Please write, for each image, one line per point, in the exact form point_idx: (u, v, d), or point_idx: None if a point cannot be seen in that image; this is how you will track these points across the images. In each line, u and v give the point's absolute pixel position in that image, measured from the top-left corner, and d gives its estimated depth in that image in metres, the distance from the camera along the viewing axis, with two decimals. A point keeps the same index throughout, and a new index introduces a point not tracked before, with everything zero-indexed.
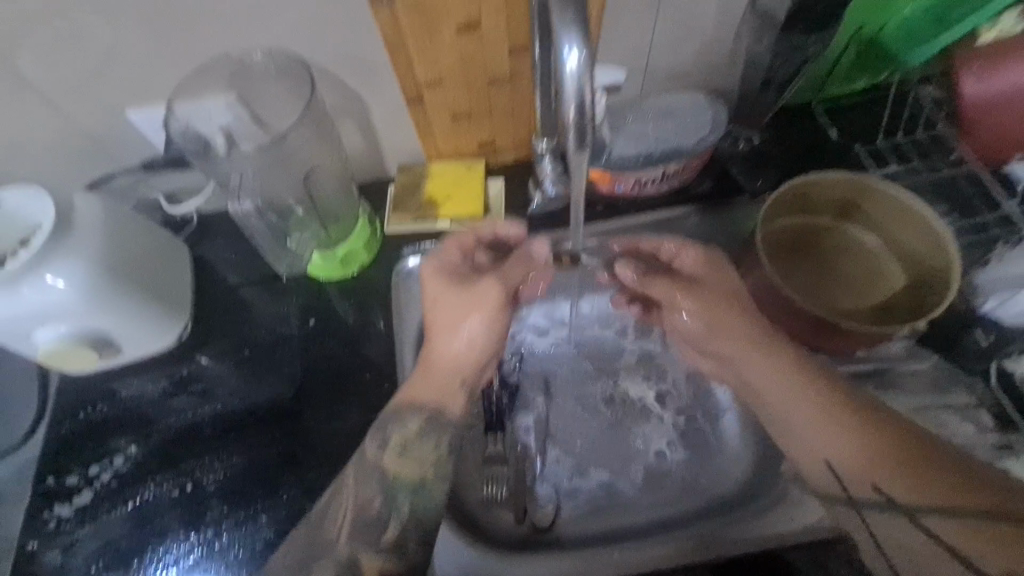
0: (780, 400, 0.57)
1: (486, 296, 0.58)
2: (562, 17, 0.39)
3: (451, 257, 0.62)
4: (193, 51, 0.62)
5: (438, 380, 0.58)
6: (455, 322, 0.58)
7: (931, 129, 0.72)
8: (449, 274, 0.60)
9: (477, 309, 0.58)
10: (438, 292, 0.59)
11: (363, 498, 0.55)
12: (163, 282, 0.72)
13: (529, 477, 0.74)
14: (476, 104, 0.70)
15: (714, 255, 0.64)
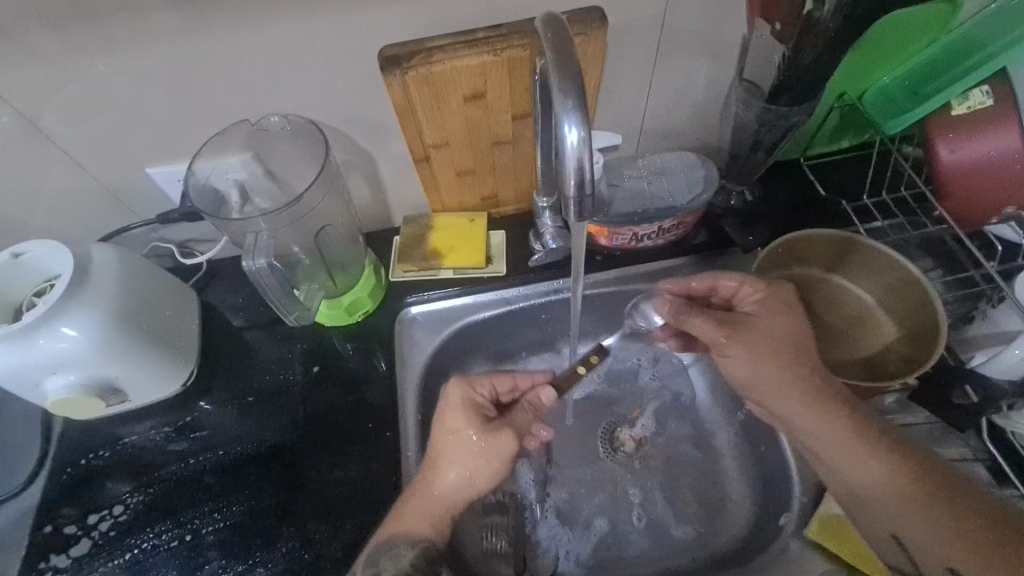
0: (835, 459, 0.59)
1: (499, 446, 0.61)
2: (562, 97, 0.42)
3: (479, 390, 0.65)
4: (214, 114, 0.65)
5: (430, 515, 0.59)
6: (463, 467, 0.60)
7: (913, 188, 0.76)
8: (476, 412, 0.63)
9: (488, 459, 0.61)
10: (460, 427, 0.61)
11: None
12: (172, 330, 0.74)
13: (528, 527, 0.74)
14: (479, 162, 0.73)
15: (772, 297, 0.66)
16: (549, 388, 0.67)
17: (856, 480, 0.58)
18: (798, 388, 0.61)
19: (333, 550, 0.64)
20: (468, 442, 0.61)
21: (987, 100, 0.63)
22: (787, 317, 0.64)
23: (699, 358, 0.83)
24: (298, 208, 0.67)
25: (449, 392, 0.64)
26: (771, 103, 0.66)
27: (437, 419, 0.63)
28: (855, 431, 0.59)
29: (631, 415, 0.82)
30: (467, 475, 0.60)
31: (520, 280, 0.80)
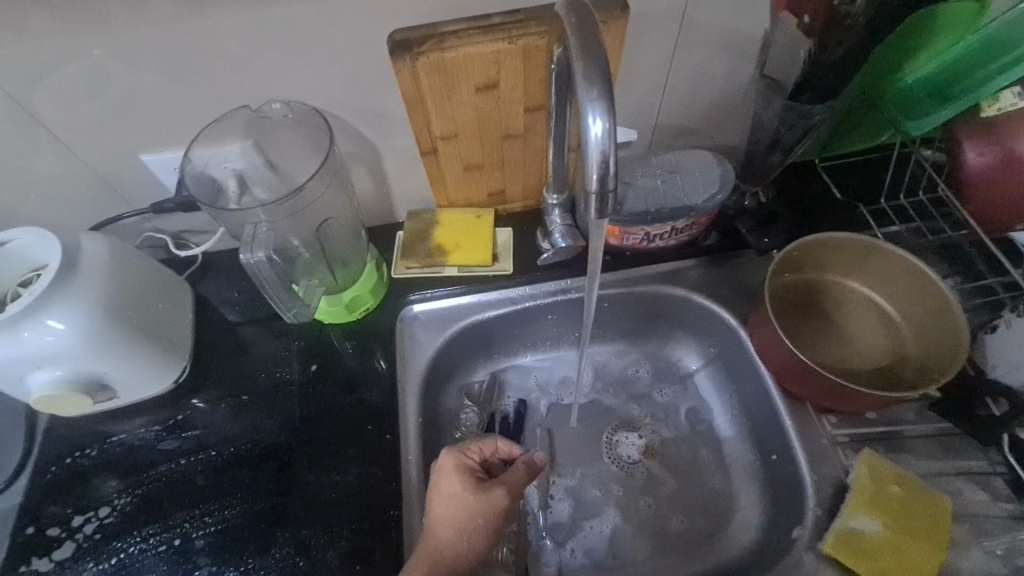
0: None
1: (489, 505, 0.60)
2: (588, 88, 0.40)
3: (470, 453, 0.64)
4: (212, 99, 0.62)
5: None
6: (460, 528, 0.58)
7: (933, 192, 0.74)
8: (469, 475, 0.61)
9: (482, 520, 0.59)
10: (455, 491, 0.60)
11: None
12: (164, 325, 0.71)
13: (530, 533, 0.72)
14: (488, 156, 0.71)
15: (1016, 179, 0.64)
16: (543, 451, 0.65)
17: None
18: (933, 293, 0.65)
19: (330, 558, 0.62)
20: (461, 502, 0.59)
21: (1018, 100, 0.64)
22: None
23: (707, 362, 0.80)
24: (299, 199, 0.64)
25: (441, 462, 0.62)
26: (793, 101, 0.64)
27: (431, 484, 0.62)
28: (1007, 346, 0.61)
29: (636, 421, 0.80)
30: (465, 533, 0.58)
31: (527, 279, 0.77)
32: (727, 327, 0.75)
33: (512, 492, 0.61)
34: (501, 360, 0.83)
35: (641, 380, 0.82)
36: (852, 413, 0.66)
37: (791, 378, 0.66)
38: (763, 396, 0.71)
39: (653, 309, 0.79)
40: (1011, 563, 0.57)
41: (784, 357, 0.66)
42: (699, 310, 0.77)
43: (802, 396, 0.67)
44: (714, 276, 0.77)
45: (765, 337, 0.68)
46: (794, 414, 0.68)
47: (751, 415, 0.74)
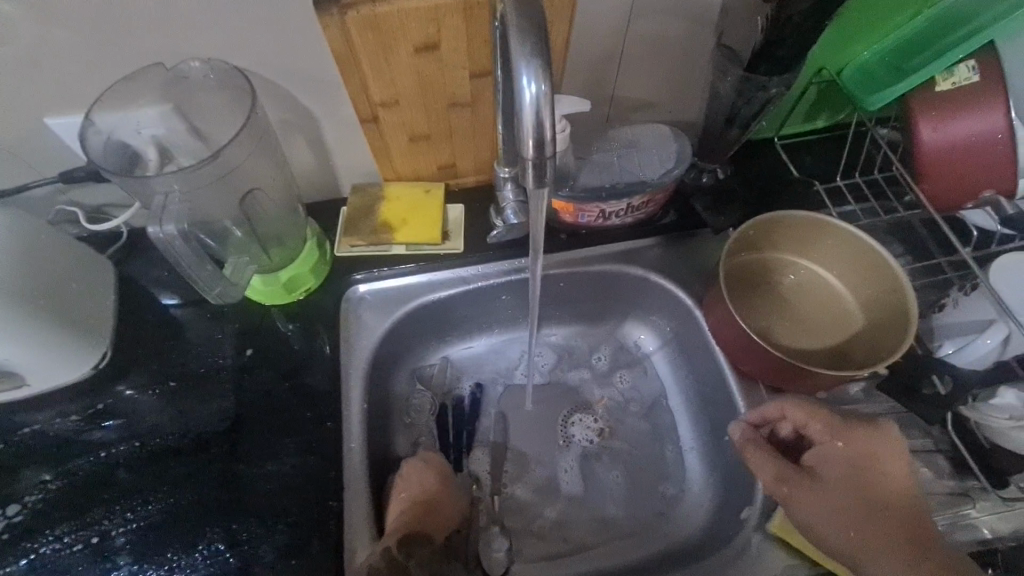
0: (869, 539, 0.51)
1: (453, 488, 0.69)
2: (522, 45, 0.37)
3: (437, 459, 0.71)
4: (121, 55, 0.56)
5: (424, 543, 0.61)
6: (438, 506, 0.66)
7: (887, 170, 0.74)
8: (441, 471, 0.69)
9: (449, 507, 0.67)
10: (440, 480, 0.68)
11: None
12: (81, 307, 0.65)
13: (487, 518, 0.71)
14: (434, 126, 0.66)
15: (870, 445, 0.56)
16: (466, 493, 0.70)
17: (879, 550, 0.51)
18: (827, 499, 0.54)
19: (264, 553, 0.58)
20: (440, 489, 0.67)
21: (973, 75, 0.60)
22: (888, 445, 0.56)
23: (663, 344, 0.79)
24: (219, 166, 0.58)
25: (419, 461, 0.69)
26: (750, 73, 0.62)
27: (405, 475, 0.67)
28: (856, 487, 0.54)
29: (592, 404, 0.79)
30: (435, 507, 0.65)
31: (478, 258, 0.74)
32: (683, 307, 0.74)
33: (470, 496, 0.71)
34: (453, 343, 0.80)
35: (598, 361, 0.81)
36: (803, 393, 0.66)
37: (745, 358, 0.65)
38: (718, 378, 0.70)
39: (609, 289, 0.77)
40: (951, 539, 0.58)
41: (738, 337, 0.64)
42: (655, 289, 0.75)
43: (755, 376, 0.66)
44: (672, 255, 0.75)
45: (720, 317, 0.66)
46: (747, 395, 0.67)
47: (705, 398, 0.73)
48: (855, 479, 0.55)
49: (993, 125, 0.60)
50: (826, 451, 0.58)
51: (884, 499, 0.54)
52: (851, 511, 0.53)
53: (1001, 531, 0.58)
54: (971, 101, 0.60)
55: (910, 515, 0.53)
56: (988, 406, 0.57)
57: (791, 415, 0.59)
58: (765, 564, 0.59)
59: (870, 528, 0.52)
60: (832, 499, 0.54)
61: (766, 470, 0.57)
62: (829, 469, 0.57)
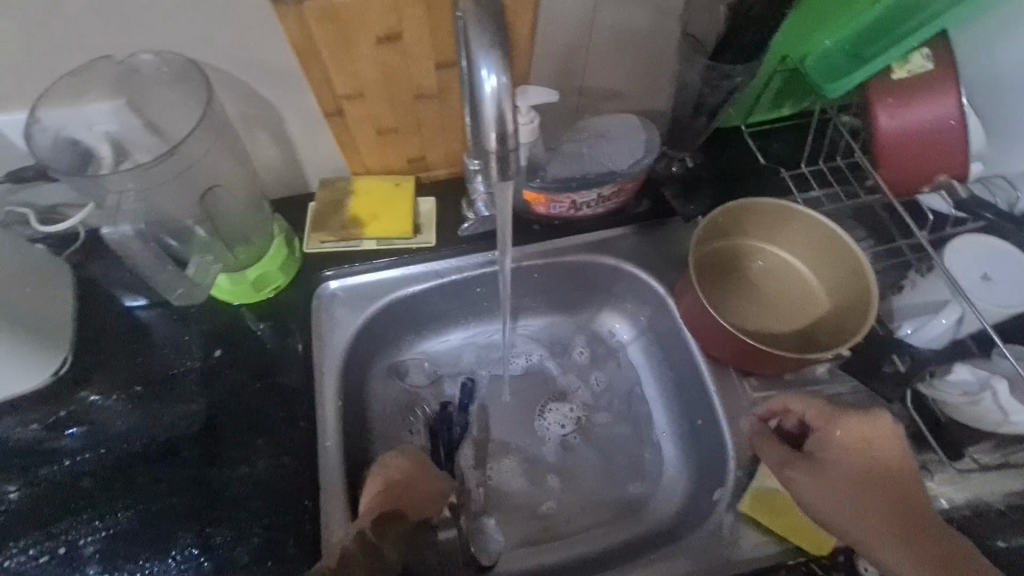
0: (870, 519, 0.53)
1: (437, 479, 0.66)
2: (480, 37, 0.36)
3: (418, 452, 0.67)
4: (67, 48, 0.53)
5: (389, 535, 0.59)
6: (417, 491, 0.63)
7: (849, 156, 0.75)
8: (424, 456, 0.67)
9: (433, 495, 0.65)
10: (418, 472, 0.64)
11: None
12: (35, 312, 0.62)
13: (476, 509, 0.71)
14: (401, 119, 0.65)
15: (871, 423, 0.58)
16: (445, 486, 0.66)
17: (881, 531, 0.53)
18: (834, 480, 0.55)
19: (239, 555, 0.57)
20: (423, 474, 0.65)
21: (926, 64, 0.62)
22: (888, 425, 0.57)
23: (637, 332, 0.80)
24: (176, 161, 0.57)
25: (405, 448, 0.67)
26: (715, 62, 0.62)
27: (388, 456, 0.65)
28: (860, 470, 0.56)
29: (569, 393, 0.79)
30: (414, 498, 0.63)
31: (451, 251, 0.73)
32: (655, 295, 0.75)
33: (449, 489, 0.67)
34: (429, 338, 0.79)
35: (573, 352, 0.81)
36: (771, 376, 0.68)
37: (716, 344, 0.66)
38: (690, 364, 0.71)
39: (584, 279, 0.78)
40: None
41: (709, 323, 0.66)
42: (628, 278, 0.76)
43: (727, 361, 0.68)
44: (644, 244, 0.76)
45: (691, 304, 0.67)
46: (717, 379, 0.69)
47: (678, 383, 0.74)
48: (860, 461, 0.56)
49: (941, 114, 0.62)
50: (827, 438, 0.59)
51: (882, 483, 0.55)
52: (857, 492, 0.54)
53: (956, 500, 0.60)
54: (923, 89, 0.62)
55: (908, 493, 0.55)
56: (943, 381, 0.60)
57: (794, 408, 0.61)
58: (737, 542, 0.61)
59: (874, 512, 0.53)
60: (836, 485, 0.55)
61: (773, 455, 0.59)
62: (831, 457, 0.57)
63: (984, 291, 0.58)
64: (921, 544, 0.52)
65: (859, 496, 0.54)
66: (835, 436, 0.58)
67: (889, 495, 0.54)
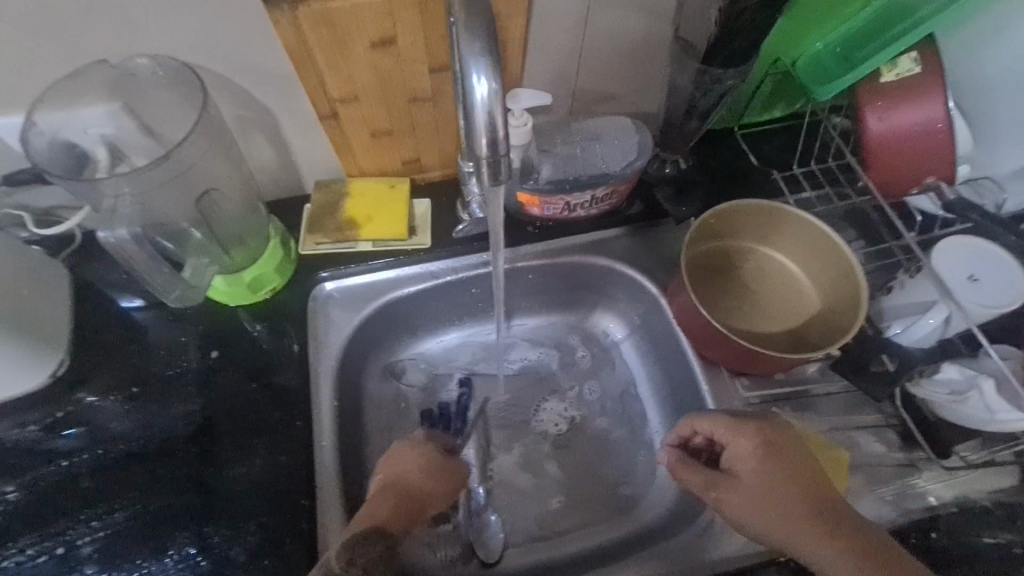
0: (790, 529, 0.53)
1: (447, 462, 0.68)
2: (470, 44, 0.37)
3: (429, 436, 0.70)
4: (62, 52, 0.54)
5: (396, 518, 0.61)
6: (427, 476, 0.66)
7: (841, 158, 0.76)
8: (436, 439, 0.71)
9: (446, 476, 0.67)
10: (421, 456, 0.67)
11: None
12: (31, 314, 0.63)
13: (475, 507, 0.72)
14: (396, 121, 0.66)
15: (771, 432, 0.59)
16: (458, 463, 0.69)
17: (805, 541, 0.53)
18: (750, 496, 0.56)
19: (235, 553, 0.58)
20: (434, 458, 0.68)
21: (915, 68, 0.63)
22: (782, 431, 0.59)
23: (631, 331, 0.80)
24: (172, 164, 0.57)
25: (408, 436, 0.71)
26: (706, 65, 0.63)
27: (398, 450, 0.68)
28: (772, 482, 0.56)
29: (563, 392, 0.80)
30: (415, 485, 0.65)
31: (446, 252, 0.73)
32: (648, 295, 0.75)
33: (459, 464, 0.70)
34: (425, 338, 0.80)
35: (568, 351, 0.82)
36: (763, 375, 0.69)
37: (708, 344, 0.67)
38: (683, 363, 0.72)
39: (578, 280, 0.78)
40: (901, 506, 0.61)
41: (701, 323, 0.66)
42: (621, 279, 0.76)
43: (718, 361, 0.68)
44: (638, 244, 0.76)
45: (683, 305, 0.68)
46: (709, 379, 0.69)
47: (671, 383, 0.75)
48: (769, 472, 0.57)
49: (930, 117, 0.63)
50: (736, 450, 0.59)
51: (796, 490, 0.55)
52: (774, 503, 0.55)
53: (944, 497, 0.62)
54: (913, 92, 0.63)
55: (822, 497, 0.55)
56: (932, 381, 0.62)
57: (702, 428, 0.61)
58: (729, 540, 0.62)
59: (796, 520, 0.54)
60: (756, 498, 0.56)
61: (695, 480, 0.59)
62: (746, 468, 0.58)
63: (972, 291, 0.58)
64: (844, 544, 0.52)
65: (776, 507, 0.55)
66: (743, 447, 0.58)
67: (803, 501, 0.55)
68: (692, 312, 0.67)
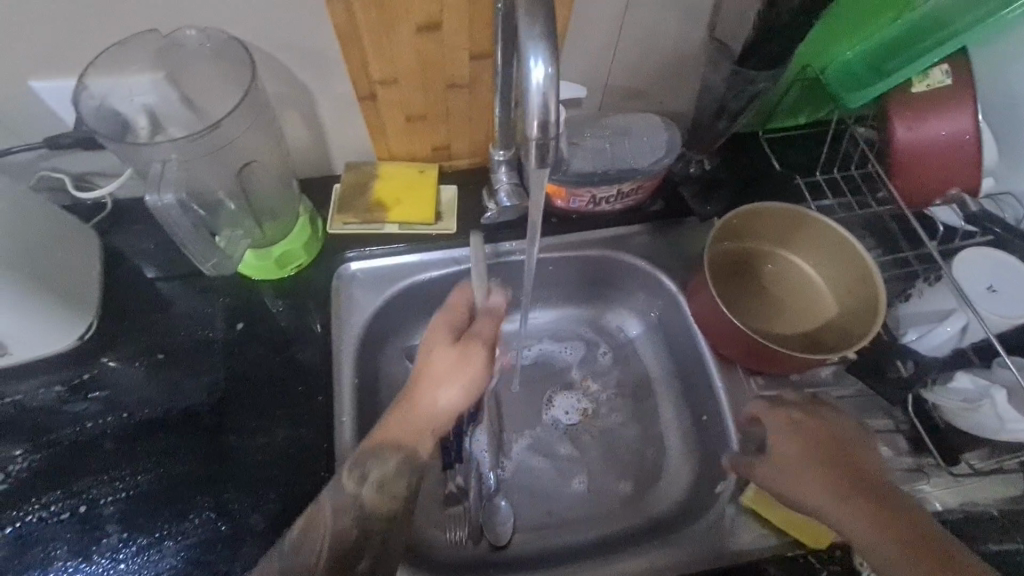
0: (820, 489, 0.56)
1: (467, 347, 0.63)
2: (530, 29, 0.38)
3: (454, 316, 0.66)
4: (114, 20, 0.55)
5: (417, 422, 0.60)
6: (445, 377, 0.62)
7: (863, 167, 0.77)
8: (454, 327, 0.65)
9: (466, 369, 0.62)
10: (438, 346, 0.64)
11: (340, 526, 0.56)
12: (64, 276, 0.64)
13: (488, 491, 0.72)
14: (431, 106, 0.67)
15: (810, 408, 0.62)
16: (481, 350, 0.63)
17: (836, 505, 0.55)
18: (787, 459, 0.59)
19: (254, 521, 0.59)
20: (449, 356, 0.63)
21: (945, 80, 0.64)
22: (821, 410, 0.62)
23: (647, 328, 0.81)
24: (215, 136, 0.58)
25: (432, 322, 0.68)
26: (740, 67, 0.64)
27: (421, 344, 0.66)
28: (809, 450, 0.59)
29: (578, 384, 0.81)
30: (436, 381, 0.62)
31: (471, 239, 0.75)
32: (667, 292, 0.76)
33: (485, 343, 0.63)
34: None
35: (584, 344, 0.83)
36: (777, 375, 0.70)
37: (726, 342, 0.68)
38: (698, 360, 0.73)
39: (598, 274, 0.79)
40: None
41: (719, 321, 0.67)
42: (641, 275, 0.77)
43: (734, 359, 0.69)
44: (659, 242, 0.77)
45: (702, 302, 0.69)
46: (724, 377, 0.71)
47: (685, 380, 0.76)
48: (806, 439, 0.60)
49: (958, 129, 0.64)
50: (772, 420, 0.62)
51: (830, 458, 0.58)
52: (807, 468, 0.58)
53: (949, 504, 0.62)
54: (939, 105, 0.64)
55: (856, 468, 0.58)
56: (944, 389, 0.62)
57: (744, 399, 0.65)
58: (738, 534, 0.63)
59: (828, 482, 0.56)
60: (789, 461, 0.59)
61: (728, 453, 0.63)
62: (782, 434, 0.61)
63: (989, 301, 0.60)
64: (875, 507, 0.54)
65: (809, 470, 0.58)
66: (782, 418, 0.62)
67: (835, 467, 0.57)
68: (711, 307, 0.68)
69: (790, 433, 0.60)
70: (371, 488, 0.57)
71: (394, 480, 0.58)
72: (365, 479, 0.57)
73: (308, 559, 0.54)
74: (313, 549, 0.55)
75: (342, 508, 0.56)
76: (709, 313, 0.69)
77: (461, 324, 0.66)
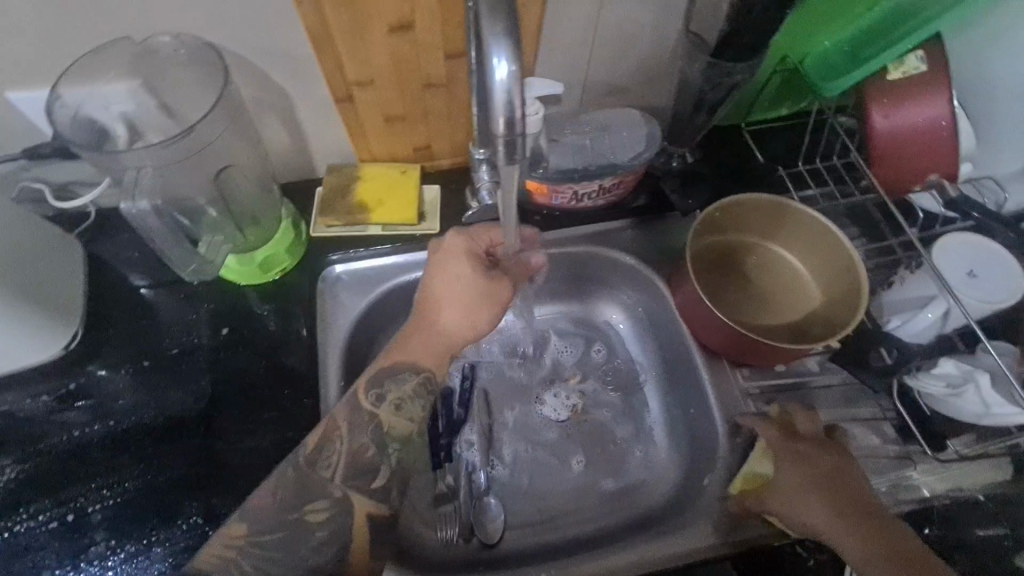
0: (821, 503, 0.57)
1: (493, 279, 0.63)
2: (492, 28, 0.38)
3: (478, 242, 0.64)
4: (87, 29, 0.55)
5: (432, 344, 0.62)
6: (462, 305, 0.62)
7: (845, 157, 0.77)
8: (479, 260, 0.63)
9: (484, 301, 0.63)
10: (459, 271, 0.62)
11: (358, 442, 0.57)
12: (48, 286, 0.64)
13: (478, 489, 0.73)
14: (409, 107, 0.67)
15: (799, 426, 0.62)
16: (506, 290, 0.63)
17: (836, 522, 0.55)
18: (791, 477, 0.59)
19: None
20: (470, 286, 0.62)
21: (920, 66, 0.64)
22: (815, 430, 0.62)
23: (635, 323, 0.81)
24: (190, 142, 0.58)
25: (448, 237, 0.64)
26: (716, 60, 0.64)
27: (436, 261, 0.63)
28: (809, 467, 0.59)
29: (568, 381, 0.81)
30: (459, 300, 0.62)
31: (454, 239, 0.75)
32: (653, 287, 0.76)
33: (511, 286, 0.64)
34: None
35: (574, 340, 0.83)
36: (763, 367, 0.70)
37: (710, 336, 0.69)
38: (684, 354, 0.74)
39: (584, 270, 0.80)
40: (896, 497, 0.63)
41: (703, 314, 0.68)
42: (627, 270, 0.77)
43: (720, 352, 0.70)
44: (643, 236, 0.77)
45: (686, 296, 0.69)
46: (710, 370, 0.71)
47: (673, 374, 0.76)
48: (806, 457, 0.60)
49: (934, 113, 0.64)
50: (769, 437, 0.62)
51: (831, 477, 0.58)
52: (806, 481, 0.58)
53: (937, 491, 0.63)
54: (913, 90, 0.64)
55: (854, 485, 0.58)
56: (928, 373, 0.61)
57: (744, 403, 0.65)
58: (724, 528, 0.63)
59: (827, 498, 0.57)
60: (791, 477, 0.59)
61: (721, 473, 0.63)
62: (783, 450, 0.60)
63: (968, 285, 0.60)
64: (871, 523, 0.55)
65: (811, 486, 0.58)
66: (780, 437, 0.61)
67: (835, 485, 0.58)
68: (694, 300, 0.68)
69: (790, 449, 0.60)
70: (388, 408, 0.59)
71: (410, 400, 0.59)
72: (382, 399, 0.59)
73: (325, 472, 0.55)
74: (330, 460, 0.56)
75: (359, 425, 0.58)
76: (693, 307, 0.69)
77: (480, 246, 0.64)
